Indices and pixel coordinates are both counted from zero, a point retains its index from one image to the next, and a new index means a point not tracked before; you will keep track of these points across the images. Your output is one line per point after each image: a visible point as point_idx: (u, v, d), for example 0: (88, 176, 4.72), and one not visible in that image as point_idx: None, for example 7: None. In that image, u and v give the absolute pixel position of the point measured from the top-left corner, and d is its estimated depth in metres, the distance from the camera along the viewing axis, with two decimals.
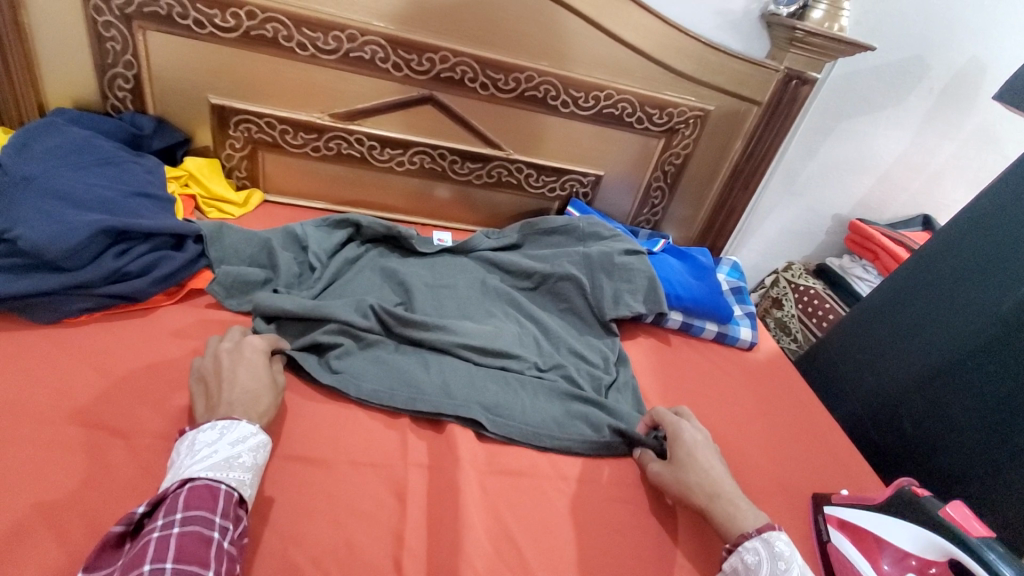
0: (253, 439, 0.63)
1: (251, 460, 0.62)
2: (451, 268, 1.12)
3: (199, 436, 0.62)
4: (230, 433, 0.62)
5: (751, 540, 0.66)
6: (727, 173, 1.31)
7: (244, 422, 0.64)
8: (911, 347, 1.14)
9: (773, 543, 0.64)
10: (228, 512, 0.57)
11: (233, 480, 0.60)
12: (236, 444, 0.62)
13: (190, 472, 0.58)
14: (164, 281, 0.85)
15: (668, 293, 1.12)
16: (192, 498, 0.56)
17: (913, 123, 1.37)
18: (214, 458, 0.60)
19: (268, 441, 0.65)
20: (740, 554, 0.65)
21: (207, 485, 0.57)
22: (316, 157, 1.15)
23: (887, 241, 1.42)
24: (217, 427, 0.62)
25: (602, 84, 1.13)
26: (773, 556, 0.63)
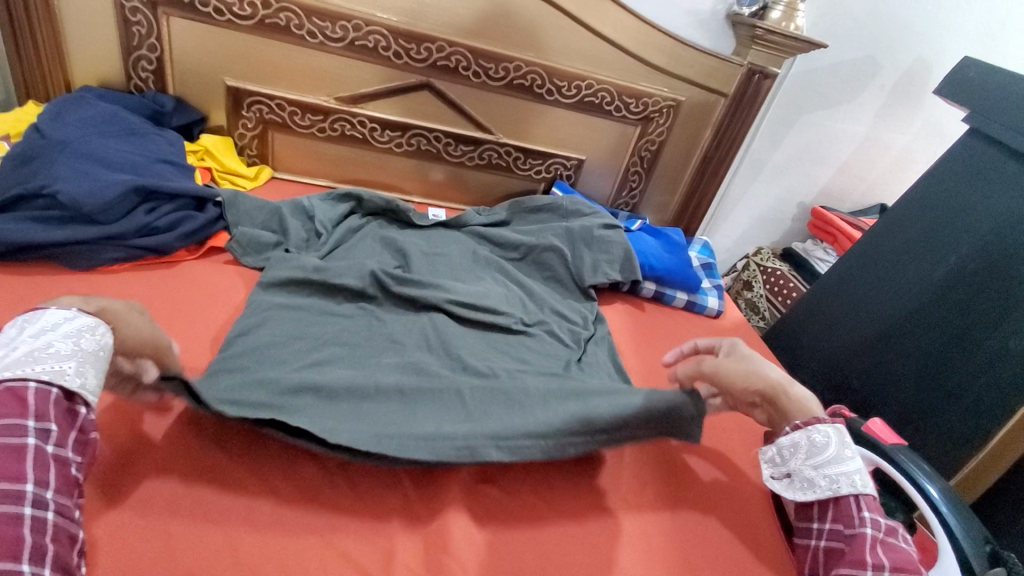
0: (67, 326, 0.56)
1: (68, 347, 0.55)
2: (443, 240, 1.22)
3: (2, 335, 0.56)
4: (32, 327, 0.55)
5: (821, 424, 0.71)
6: (699, 160, 1.43)
7: (50, 311, 0.57)
8: (858, 314, 1.27)
9: (845, 434, 0.70)
10: (43, 410, 0.51)
11: (47, 373, 0.53)
12: (37, 336, 0.55)
13: None
14: (188, 237, 0.94)
15: (643, 264, 1.24)
16: None
17: (868, 117, 1.50)
18: (13, 356, 0.53)
19: (90, 323, 0.58)
20: (808, 433, 0.70)
21: (8, 390, 0.50)
22: (321, 138, 1.26)
23: (846, 225, 1.55)
24: (16, 325, 0.56)
25: (583, 75, 1.25)
26: (840, 443, 0.69)
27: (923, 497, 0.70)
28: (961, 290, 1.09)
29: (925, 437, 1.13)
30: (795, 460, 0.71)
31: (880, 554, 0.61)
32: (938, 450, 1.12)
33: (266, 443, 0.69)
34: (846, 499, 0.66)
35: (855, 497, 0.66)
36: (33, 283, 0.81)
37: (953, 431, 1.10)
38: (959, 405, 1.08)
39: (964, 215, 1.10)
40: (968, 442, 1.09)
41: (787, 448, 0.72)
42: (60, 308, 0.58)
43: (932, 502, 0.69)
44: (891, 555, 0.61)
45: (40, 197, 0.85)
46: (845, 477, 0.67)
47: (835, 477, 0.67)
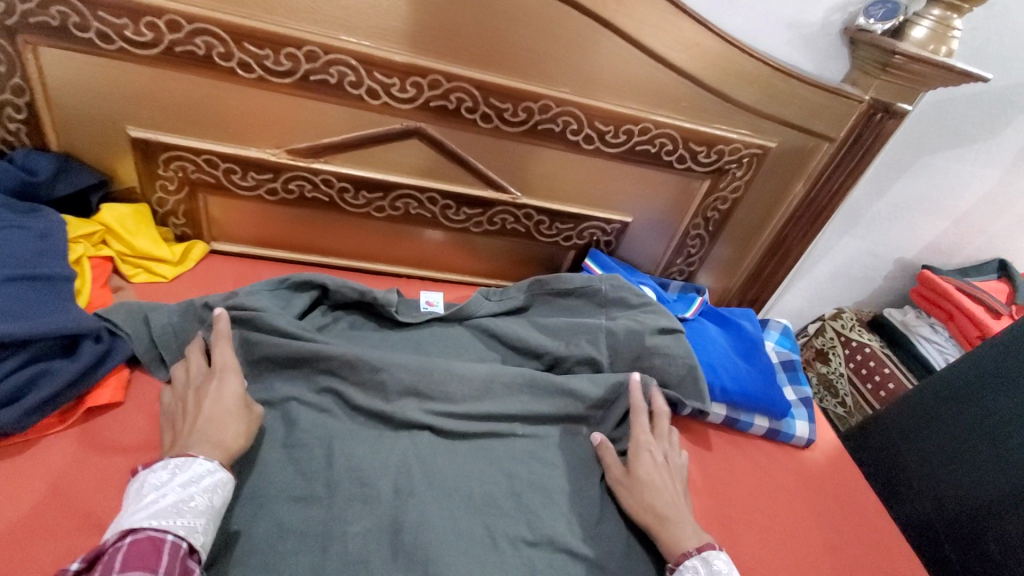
0: (208, 478, 0.57)
1: (204, 503, 0.56)
2: (440, 349, 0.90)
3: (150, 478, 0.56)
4: (182, 472, 0.57)
5: (689, 558, 0.66)
6: (781, 219, 1.07)
7: (200, 458, 0.58)
8: (1005, 451, 0.93)
9: (712, 563, 0.65)
10: (173, 567, 0.50)
11: (183, 527, 0.53)
12: (188, 485, 0.56)
13: (131, 523, 0.51)
14: (48, 405, 0.63)
15: (712, 383, 0.90)
16: (130, 556, 0.48)
17: (1007, 158, 1.12)
18: (161, 502, 0.53)
19: (227, 478, 0.59)
20: (679, 573, 0.65)
21: (151, 538, 0.50)
22: (273, 201, 0.92)
23: (964, 298, 1.19)
24: (168, 466, 0.57)
25: (637, 117, 0.88)
26: (710, 575, 0.64)
27: None
28: None
29: None
30: None
31: None
32: None
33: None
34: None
35: None
36: None
37: None
38: None
39: None
40: None
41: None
42: (204, 456, 0.59)
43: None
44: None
45: None
46: None
47: None
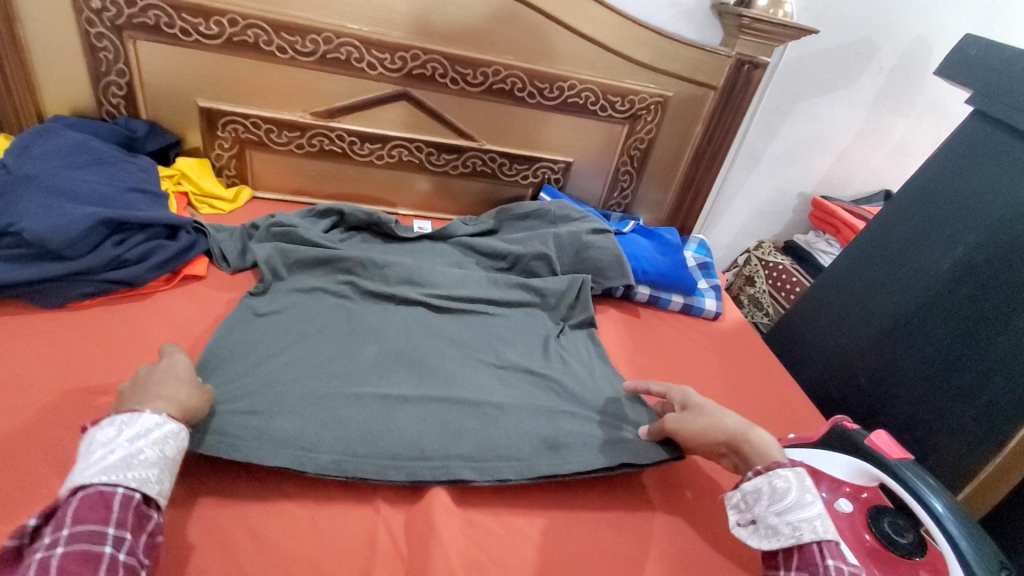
0: (155, 432, 0.59)
1: (156, 454, 0.57)
2: (430, 254, 1.19)
3: (96, 435, 0.57)
4: (128, 429, 0.58)
5: (782, 468, 0.66)
6: (690, 156, 1.38)
7: (146, 414, 0.60)
8: (865, 311, 1.17)
9: (805, 476, 0.64)
10: (125, 515, 0.52)
11: (134, 479, 0.55)
12: (135, 440, 0.57)
13: (82, 479, 0.54)
14: (159, 267, 0.92)
15: (635, 269, 1.20)
16: (81, 510, 0.51)
17: (867, 101, 1.44)
18: (109, 460, 0.55)
19: (175, 431, 0.60)
20: (771, 477, 0.65)
21: (100, 492, 0.53)
22: (300, 154, 1.23)
23: (847, 214, 1.49)
24: (115, 424, 0.58)
25: (565, 75, 1.21)
26: (801, 486, 0.63)
27: (926, 511, 0.65)
28: (967, 283, 0.98)
29: (936, 441, 1.01)
30: (758, 506, 0.64)
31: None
32: (952, 455, 0.98)
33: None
34: (809, 546, 0.60)
35: (818, 544, 0.59)
36: (8, 326, 0.80)
37: (964, 435, 0.97)
38: (971, 410, 0.95)
39: (979, 196, 0.99)
40: (986, 445, 0.94)
41: (744, 490, 0.66)
42: (149, 412, 0.60)
43: (937, 518, 0.63)
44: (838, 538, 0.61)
45: (9, 234, 0.83)
46: (808, 521, 0.60)
47: (798, 523, 0.61)
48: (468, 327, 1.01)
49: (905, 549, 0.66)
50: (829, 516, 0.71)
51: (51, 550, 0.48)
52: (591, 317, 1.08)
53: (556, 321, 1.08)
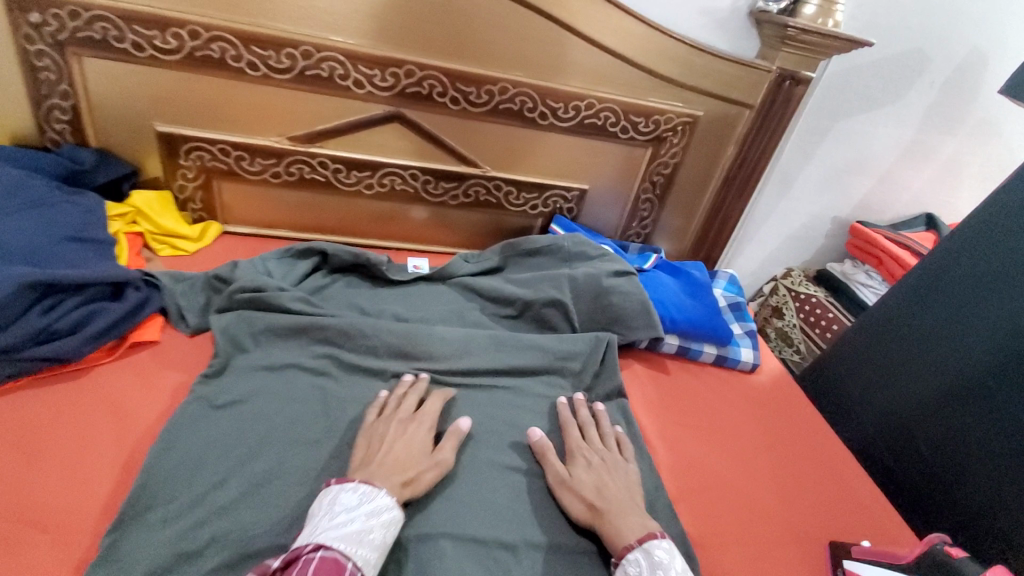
0: (387, 513, 0.61)
1: (380, 537, 0.59)
2: (426, 302, 1.03)
3: (341, 497, 0.61)
4: (366, 502, 0.61)
5: (633, 551, 0.64)
6: (719, 181, 1.23)
7: (381, 492, 0.63)
8: (925, 365, 1.03)
9: (653, 552, 0.63)
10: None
11: (359, 557, 0.56)
12: (371, 516, 0.60)
13: (324, 537, 0.56)
14: (101, 336, 0.76)
15: (663, 316, 1.05)
16: (320, 568, 0.53)
17: (915, 119, 1.28)
18: (347, 527, 0.58)
19: (400, 517, 0.62)
20: (621, 568, 0.63)
21: (334, 560, 0.54)
22: (277, 184, 1.07)
23: (890, 244, 1.35)
24: (356, 491, 0.62)
25: (582, 94, 1.05)
26: (652, 566, 0.62)
27: None
28: None
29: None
30: None
31: None
32: None
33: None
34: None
35: None
36: None
37: None
38: None
39: None
40: None
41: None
42: (387, 492, 0.63)
43: None
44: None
45: None
46: None
47: None
48: (473, 398, 0.86)
49: None
50: None
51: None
52: (618, 386, 0.93)
53: (576, 390, 0.93)
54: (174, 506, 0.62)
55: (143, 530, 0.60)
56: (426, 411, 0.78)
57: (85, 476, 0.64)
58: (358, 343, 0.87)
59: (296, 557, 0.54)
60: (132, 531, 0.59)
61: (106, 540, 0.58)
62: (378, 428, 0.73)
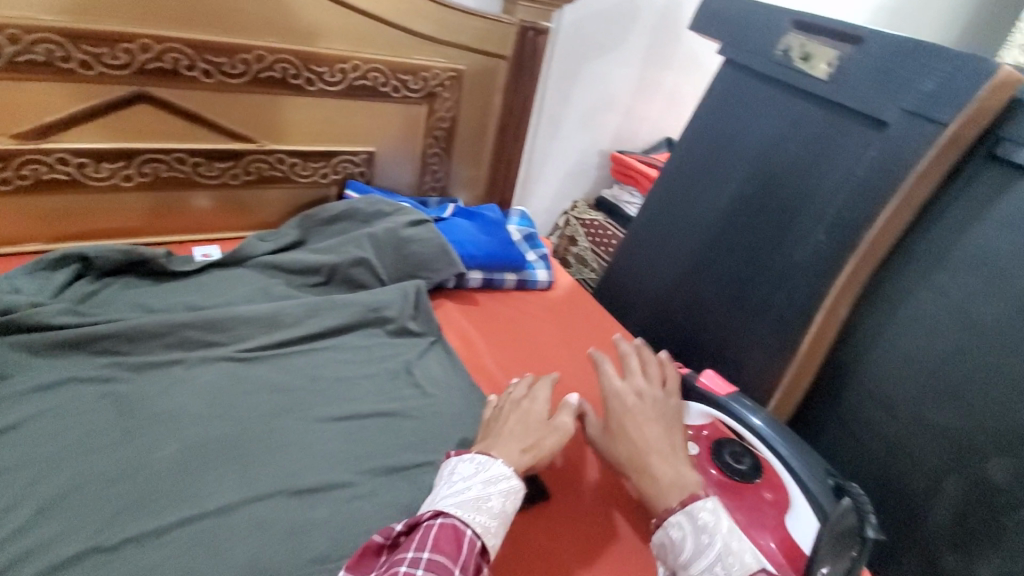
0: (503, 482, 0.63)
1: (498, 506, 0.62)
2: (222, 287, 0.99)
3: (461, 468, 0.65)
4: (483, 470, 0.64)
5: (673, 515, 0.64)
6: (495, 129, 1.34)
7: (497, 461, 0.65)
8: (665, 254, 1.16)
9: (697, 516, 0.62)
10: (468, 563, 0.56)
11: (479, 525, 0.59)
12: (488, 484, 0.63)
13: (443, 504, 0.61)
14: None
15: (461, 255, 1.16)
16: (439, 539, 0.56)
17: (637, 59, 1.54)
18: (466, 494, 0.62)
19: (517, 486, 0.65)
20: (664, 530, 0.64)
21: (452, 528, 0.58)
22: (5, 190, 0.92)
23: (642, 166, 1.61)
24: (474, 461, 0.65)
25: (345, 56, 1.07)
26: (697, 530, 0.61)
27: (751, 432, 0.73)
28: (749, 208, 1.01)
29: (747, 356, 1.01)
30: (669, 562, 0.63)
31: None
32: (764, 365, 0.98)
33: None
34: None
35: None
36: None
37: (768, 342, 0.97)
38: (770, 320, 0.97)
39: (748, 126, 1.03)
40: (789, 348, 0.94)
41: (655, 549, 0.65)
42: (502, 462, 0.66)
43: (760, 434, 0.73)
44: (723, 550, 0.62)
45: None
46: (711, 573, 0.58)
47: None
48: (290, 364, 0.87)
49: (745, 474, 0.74)
50: None
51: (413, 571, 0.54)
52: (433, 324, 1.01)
53: (395, 337, 0.99)
54: None
55: None
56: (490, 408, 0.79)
57: None
58: (149, 340, 0.82)
59: (417, 522, 0.59)
60: None
61: None
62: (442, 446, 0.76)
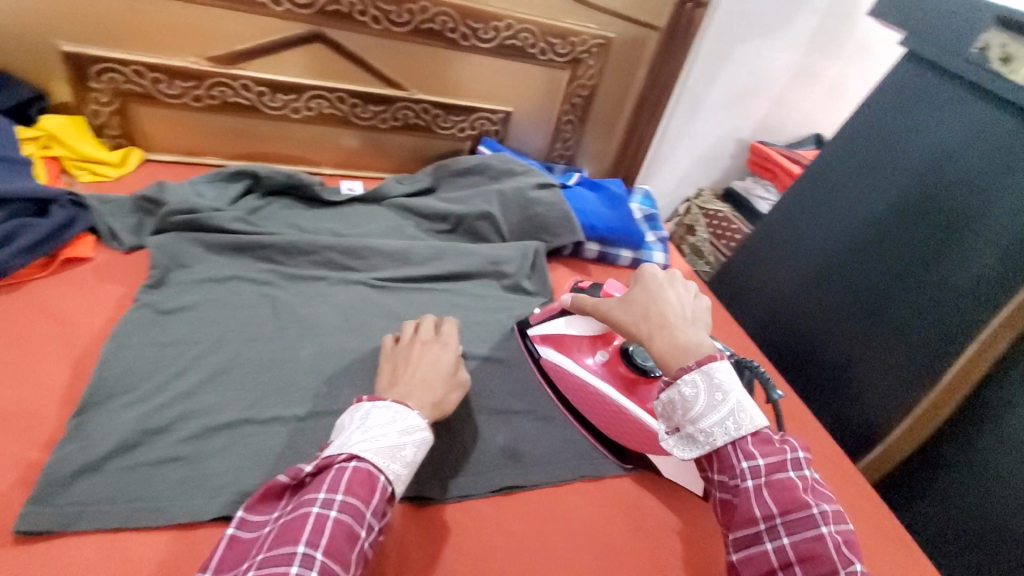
0: (418, 434, 0.60)
1: (410, 455, 0.59)
2: (362, 220, 1.08)
3: (373, 413, 0.60)
4: (400, 420, 0.60)
5: (690, 373, 0.60)
6: (633, 105, 1.32)
7: (719, 367, 0.60)
8: (801, 253, 1.20)
9: (714, 374, 0.59)
10: (379, 508, 0.55)
11: (392, 472, 0.57)
12: (404, 433, 0.59)
13: (357, 449, 0.57)
14: (32, 251, 0.77)
15: (584, 225, 1.16)
16: (349, 485, 0.54)
17: (803, 43, 1.40)
18: (379, 444, 0.58)
19: (431, 438, 0.62)
20: (677, 389, 0.61)
21: (367, 472, 0.55)
22: (199, 108, 1.05)
23: (784, 160, 1.51)
24: (392, 411, 0.61)
25: (500, 14, 1.09)
26: (711, 388, 0.60)
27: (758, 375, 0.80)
28: (900, 224, 1.02)
29: (875, 376, 1.05)
30: (675, 417, 0.62)
31: (767, 499, 0.57)
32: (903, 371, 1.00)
33: (160, 455, 0.62)
34: (722, 450, 0.60)
35: (732, 447, 0.60)
36: None
37: (905, 370, 1.00)
38: (912, 339, 0.99)
39: (922, 129, 0.99)
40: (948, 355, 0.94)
41: (660, 405, 0.63)
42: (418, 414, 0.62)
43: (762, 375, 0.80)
44: (777, 497, 0.57)
45: None
46: (719, 425, 0.59)
47: (710, 428, 0.59)
48: (414, 299, 0.94)
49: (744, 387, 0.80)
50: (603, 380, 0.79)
51: (325, 514, 0.51)
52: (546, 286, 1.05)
53: (509, 290, 1.03)
54: (138, 394, 0.67)
55: (108, 413, 0.65)
56: (447, 333, 0.78)
57: (40, 371, 0.67)
58: (299, 257, 0.93)
59: (329, 464, 0.56)
60: (96, 413, 0.64)
61: (71, 422, 0.63)
62: (402, 351, 0.74)
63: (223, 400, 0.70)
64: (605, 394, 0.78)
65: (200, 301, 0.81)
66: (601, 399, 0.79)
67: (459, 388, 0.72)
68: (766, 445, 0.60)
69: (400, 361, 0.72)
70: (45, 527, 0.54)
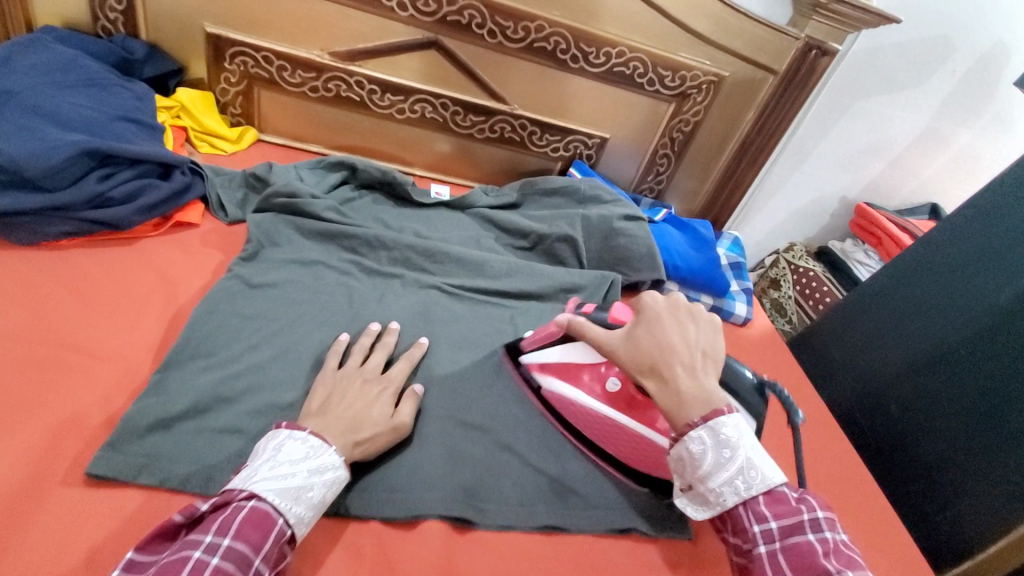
0: (331, 473, 0.58)
1: (318, 496, 0.57)
2: (444, 225, 1.09)
3: (286, 447, 0.57)
4: (314, 457, 0.58)
5: (697, 428, 0.55)
6: (735, 145, 1.26)
7: (727, 422, 0.55)
8: (906, 333, 1.09)
9: (721, 431, 0.54)
10: (270, 553, 0.51)
11: (294, 515, 0.54)
12: (314, 473, 0.57)
13: (260, 488, 0.53)
14: (148, 211, 0.83)
15: (667, 262, 1.11)
16: (240, 527, 0.50)
17: (932, 106, 1.30)
18: (287, 479, 0.55)
19: (344, 478, 0.60)
20: (681, 445, 0.56)
21: (262, 514, 0.52)
22: (314, 98, 1.11)
23: (892, 226, 1.40)
24: (305, 443, 0.58)
25: (614, 40, 1.08)
26: (719, 444, 0.55)
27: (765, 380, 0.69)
28: None
29: (974, 482, 0.93)
30: (687, 475, 0.57)
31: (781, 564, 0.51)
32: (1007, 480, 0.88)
33: (226, 423, 0.65)
34: (735, 510, 0.55)
35: (743, 507, 0.55)
36: None
37: (1009, 480, 0.88)
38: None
39: None
40: None
41: (669, 461, 0.58)
42: (336, 450, 0.60)
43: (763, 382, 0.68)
44: (793, 562, 0.51)
45: None
46: (729, 485, 0.55)
47: (719, 488, 0.55)
48: (483, 312, 0.94)
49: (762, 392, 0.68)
50: (606, 406, 0.74)
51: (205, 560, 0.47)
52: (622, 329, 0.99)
53: None
54: (214, 360, 0.71)
55: (187, 373, 0.68)
56: (393, 374, 0.73)
57: (133, 322, 0.72)
58: (381, 252, 0.95)
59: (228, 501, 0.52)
60: (176, 371, 0.68)
61: (155, 375, 0.67)
62: (341, 380, 0.69)
63: (290, 380, 0.72)
64: (613, 419, 0.73)
65: (283, 281, 0.84)
66: (602, 425, 0.74)
67: (391, 432, 0.67)
68: (780, 504, 0.54)
69: (331, 396, 0.67)
70: (114, 471, 0.58)
